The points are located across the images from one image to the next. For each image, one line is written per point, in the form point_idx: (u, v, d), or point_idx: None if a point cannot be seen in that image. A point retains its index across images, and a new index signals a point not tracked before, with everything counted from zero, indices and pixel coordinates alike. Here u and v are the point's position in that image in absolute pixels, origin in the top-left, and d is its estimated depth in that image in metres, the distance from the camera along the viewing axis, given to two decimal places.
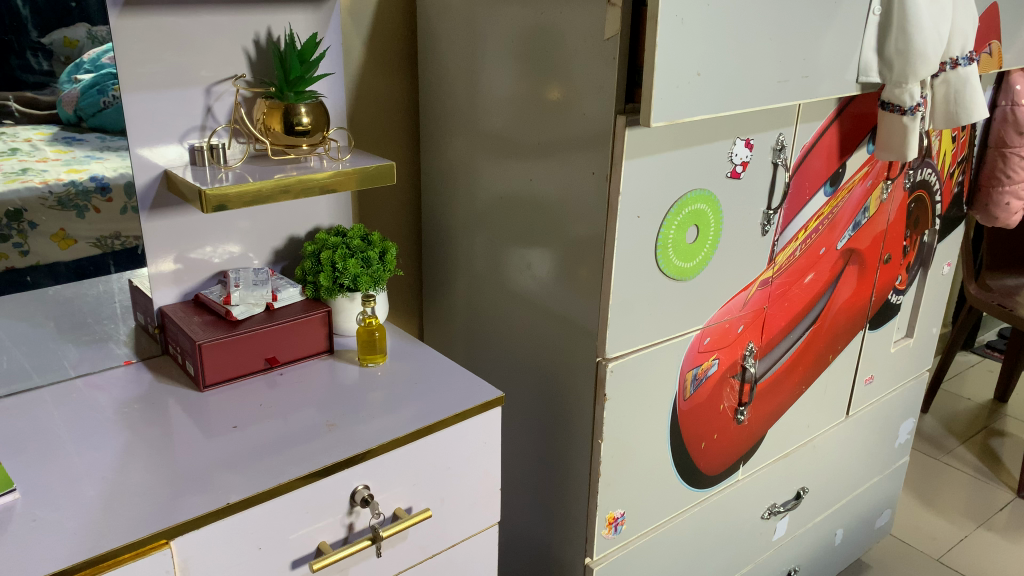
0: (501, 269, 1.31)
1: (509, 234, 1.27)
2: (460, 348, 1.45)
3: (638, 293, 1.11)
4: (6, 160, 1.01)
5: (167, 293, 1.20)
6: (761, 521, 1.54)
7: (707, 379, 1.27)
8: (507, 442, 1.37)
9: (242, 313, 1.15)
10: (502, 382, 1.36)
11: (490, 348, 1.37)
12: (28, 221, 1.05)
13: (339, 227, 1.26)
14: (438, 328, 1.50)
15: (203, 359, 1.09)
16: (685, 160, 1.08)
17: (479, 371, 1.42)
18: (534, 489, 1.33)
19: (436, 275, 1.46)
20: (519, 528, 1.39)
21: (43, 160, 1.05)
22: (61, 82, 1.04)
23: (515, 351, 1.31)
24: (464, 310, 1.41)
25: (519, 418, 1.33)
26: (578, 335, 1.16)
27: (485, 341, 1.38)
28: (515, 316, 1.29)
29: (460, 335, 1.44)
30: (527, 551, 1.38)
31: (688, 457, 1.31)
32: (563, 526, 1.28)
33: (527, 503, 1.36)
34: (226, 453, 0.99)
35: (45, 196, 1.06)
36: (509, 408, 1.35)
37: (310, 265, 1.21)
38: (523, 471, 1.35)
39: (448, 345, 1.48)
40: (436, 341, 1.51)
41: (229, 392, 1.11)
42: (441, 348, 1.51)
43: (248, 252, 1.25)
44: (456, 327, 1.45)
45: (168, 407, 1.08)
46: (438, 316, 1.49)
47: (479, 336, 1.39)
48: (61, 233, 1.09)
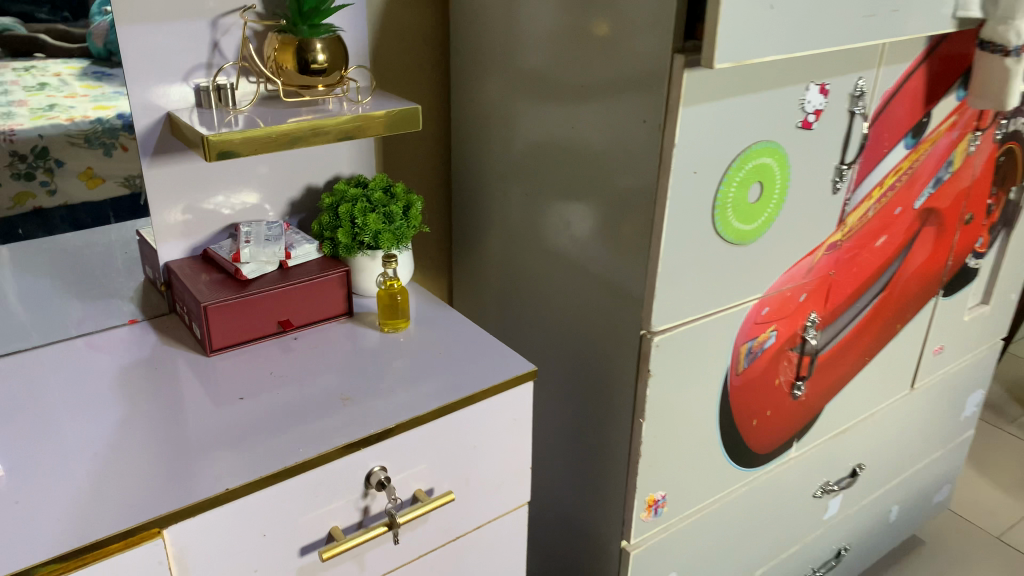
0: (538, 226, 1.19)
1: (548, 188, 1.14)
2: (491, 311, 1.35)
3: (689, 259, 0.99)
4: (33, 96, 0.94)
5: (174, 248, 1.10)
6: (813, 500, 1.43)
7: (763, 353, 1.15)
8: (540, 414, 1.27)
9: (253, 274, 1.05)
10: (537, 350, 1.25)
11: (524, 311, 1.26)
12: (54, 160, 0.98)
13: (360, 177, 1.16)
14: (469, 289, 1.39)
15: (210, 322, 1.00)
16: (751, 108, 0.94)
17: (512, 336, 1.31)
18: (568, 464, 1.23)
19: (467, 231, 1.35)
20: (551, 503, 1.30)
21: (71, 96, 0.97)
22: (91, 14, 0.94)
23: (552, 317, 1.20)
24: (498, 268, 1.30)
25: (554, 389, 1.23)
26: (622, 303, 1.04)
27: (519, 304, 1.27)
28: (553, 279, 1.18)
29: (492, 296, 1.33)
30: (560, 528, 1.29)
31: (737, 436, 1.20)
32: (598, 507, 1.18)
33: (559, 480, 1.26)
34: (232, 428, 0.90)
35: (72, 134, 0.98)
36: (543, 377, 1.24)
37: (327, 219, 1.10)
38: (556, 444, 1.25)
39: (480, 308, 1.38)
40: (467, 303, 1.41)
41: (238, 359, 1.02)
42: (472, 309, 1.40)
43: (263, 203, 1.15)
44: (488, 287, 1.34)
45: (172, 374, 0.99)
46: (469, 276, 1.38)
47: (513, 298, 1.28)
48: (89, 171, 1.01)
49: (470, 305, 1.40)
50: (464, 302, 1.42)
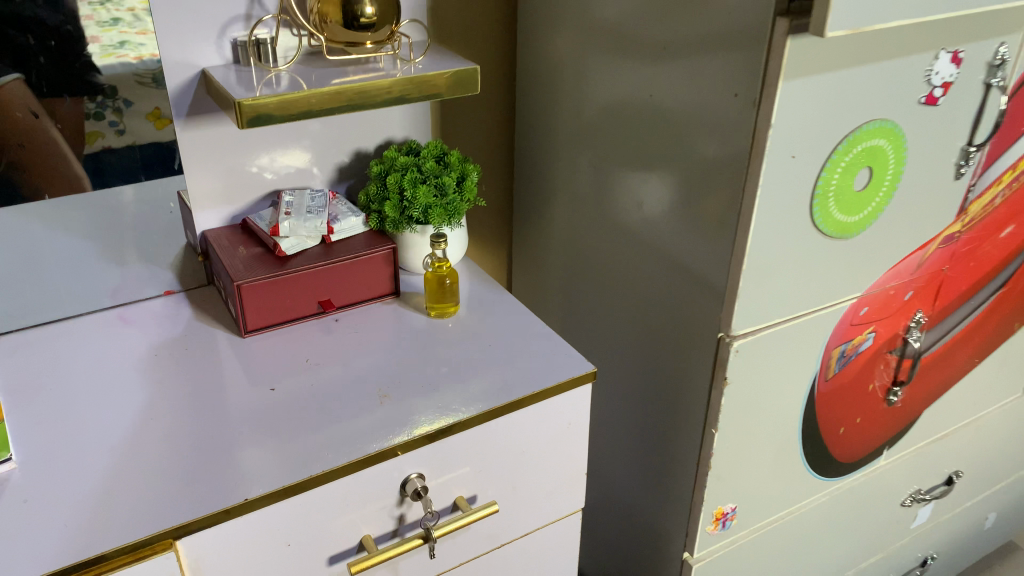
0: (606, 201, 1.07)
1: (620, 158, 1.02)
2: (555, 288, 1.24)
3: (780, 255, 0.85)
4: (105, 31, 0.87)
5: (212, 216, 1.02)
6: (901, 509, 1.29)
7: (858, 357, 1.02)
8: (602, 405, 1.17)
9: (291, 250, 0.96)
10: (602, 335, 1.14)
11: (590, 291, 1.15)
12: (123, 99, 0.91)
13: (412, 143, 1.05)
14: (533, 262, 1.28)
15: (244, 302, 0.92)
16: (865, 81, 0.79)
17: (576, 317, 1.20)
18: (630, 463, 1.13)
19: (532, 200, 1.24)
20: (610, 500, 1.20)
21: (144, 33, 0.89)
22: None
23: (619, 303, 1.09)
24: (565, 242, 1.19)
25: (619, 382, 1.12)
26: (700, 297, 0.92)
27: (586, 283, 1.16)
28: (624, 261, 1.06)
29: (557, 271, 1.22)
30: (618, 527, 1.20)
31: (821, 445, 1.07)
32: (661, 512, 1.09)
33: (619, 477, 1.16)
34: (259, 423, 0.83)
35: (142, 74, 0.90)
36: (608, 366, 1.13)
37: (375, 190, 1.00)
38: (618, 439, 1.15)
39: (543, 283, 1.27)
40: (530, 277, 1.30)
41: (274, 342, 0.95)
42: (535, 283, 1.30)
43: (307, 168, 1.05)
44: (553, 262, 1.23)
45: (203, 356, 0.92)
46: (532, 248, 1.27)
47: (579, 276, 1.17)
48: (157, 112, 0.93)
49: (532, 279, 1.30)
50: (527, 275, 1.31)
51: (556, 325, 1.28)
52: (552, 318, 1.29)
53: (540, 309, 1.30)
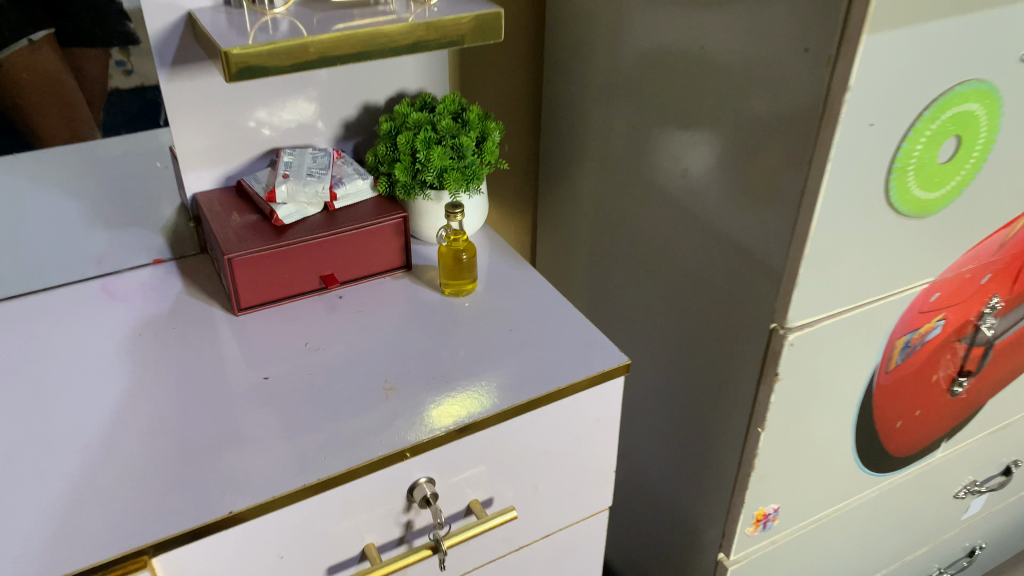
0: (644, 162, 0.96)
1: (661, 115, 0.90)
2: (588, 256, 1.13)
3: (849, 236, 0.74)
4: None
5: (203, 177, 0.92)
6: (953, 500, 1.20)
7: (924, 346, 0.90)
8: (635, 388, 1.07)
9: (289, 219, 0.86)
10: (640, 310, 1.04)
11: (627, 262, 1.04)
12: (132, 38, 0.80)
13: (427, 96, 0.94)
14: (562, 227, 1.17)
15: (236, 277, 0.82)
16: (962, 35, 0.66)
17: (609, 289, 1.10)
18: (664, 451, 1.04)
19: (563, 161, 1.12)
20: (640, 486, 1.12)
21: None
22: None
23: (659, 278, 0.98)
24: (599, 205, 1.08)
25: (655, 367, 1.02)
26: (750, 281, 0.81)
27: (624, 252, 1.05)
28: (665, 232, 0.95)
29: (591, 237, 1.12)
30: (648, 516, 1.11)
31: (875, 440, 0.97)
32: (697, 507, 0.99)
33: (650, 466, 1.07)
34: (251, 418, 0.74)
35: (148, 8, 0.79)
36: (643, 349, 1.03)
37: (384, 150, 0.89)
38: (653, 425, 1.05)
39: (575, 249, 1.16)
40: (558, 242, 1.19)
41: (271, 321, 0.85)
42: (563, 251, 1.19)
43: (309, 124, 0.94)
44: (587, 229, 1.12)
45: (192, 336, 0.83)
46: (562, 213, 1.16)
47: (616, 244, 1.06)
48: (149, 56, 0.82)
49: (562, 246, 1.19)
50: (555, 241, 1.21)
51: (585, 296, 1.18)
52: (579, 289, 1.18)
53: (569, 279, 1.19)
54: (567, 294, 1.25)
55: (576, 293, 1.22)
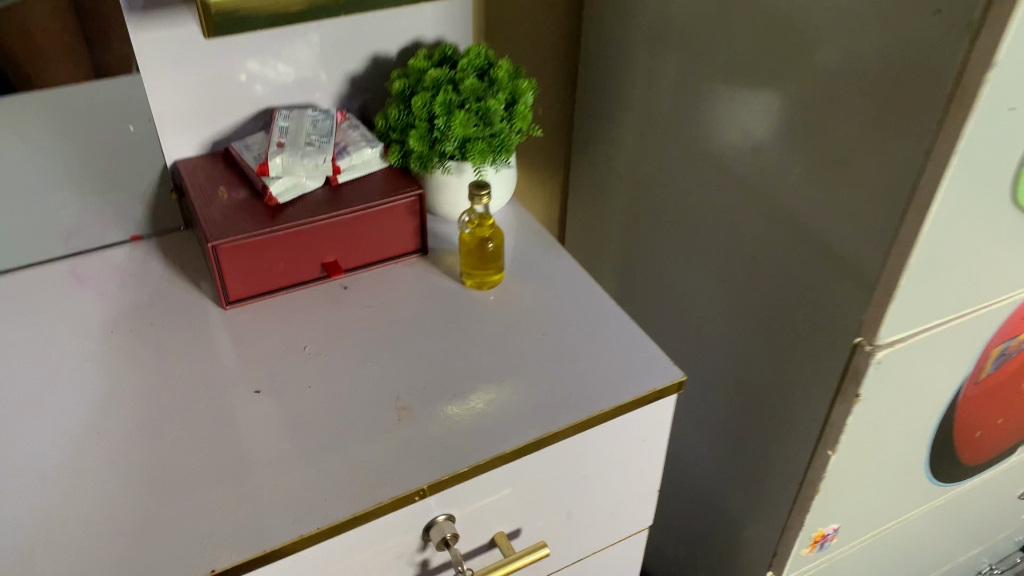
0: (702, 125, 0.82)
1: (727, 75, 0.76)
2: (633, 226, 1.00)
3: (962, 239, 0.60)
4: None
5: (186, 142, 0.78)
6: (1017, 501, 1.09)
7: (1020, 353, 0.78)
8: (688, 377, 0.95)
9: (285, 197, 0.73)
10: (692, 292, 0.92)
11: (680, 239, 0.91)
12: None
13: (447, 47, 0.79)
14: (604, 192, 1.04)
15: (222, 265, 0.70)
16: None
17: (660, 265, 0.97)
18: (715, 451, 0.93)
19: (609, 115, 0.98)
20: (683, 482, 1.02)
21: None
22: None
23: (718, 261, 0.85)
24: (649, 172, 0.94)
25: (710, 356, 0.90)
26: (833, 281, 0.68)
27: (675, 227, 0.92)
28: (727, 210, 0.82)
29: (637, 206, 0.98)
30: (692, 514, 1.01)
31: (950, 452, 0.85)
32: (749, 519, 0.89)
33: (701, 463, 0.96)
34: (240, 440, 0.62)
35: None
36: (700, 335, 0.91)
37: (397, 114, 0.76)
38: (701, 421, 0.94)
39: (619, 217, 1.03)
40: (600, 207, 1.06)
41: (265, 317, 0.73)
42: (607, 216, 1.06)
43: (308, 80, 0.80)
44: (633, 196, 0.99)
45: (173, 334, 0.71)
46: (608, 174, 1.02)
47: (667, 217, 0.93)
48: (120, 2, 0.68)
49: (604, 211, 1.06)
50: (594, 205, 1.07)
51: (627, 270, 1.05)
52: (620, 260, 1.06)
53: (613, 246, 1.06)
54: (599, 268, 1.12)
55: (612, 266, 1.09)
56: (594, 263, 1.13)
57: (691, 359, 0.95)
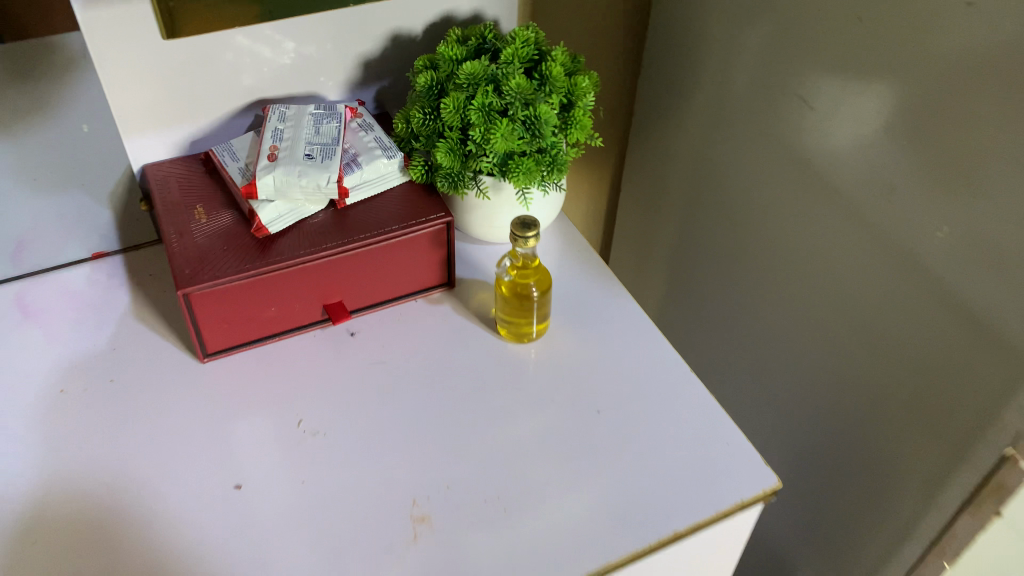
0: (807, 137, 0.66)
1: (849, 75, 0.59)
2: (698, 234, 0.85)
3: None
4: None
5: (158, 142, 0.63)
6: None
7: None
8: (763, 416, 0.82)
9: (278, 226, 0.57)
10: (772, 327, 0.77)
11: (760, 261, 0.76)
12: None
13: (487, 27, 0.62)
14: (668, 189, 0.88)
15: (196, 313, 0.55)
16: None
17: (728, 285, 0.82)
18: (791, 511, 0.80)
19: (678, 102, 0.81)
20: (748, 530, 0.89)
21: None
22: None
23: (811, 297, 0.70)
24: (723, 175, 0.78)
25: (797, 399, 0.76)
26: (988, 364, 0.53)
27: (752, 245, 0.77)
28: (832, 243, 0.66)
29: (705, 213, 0.83)
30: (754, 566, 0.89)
31: None
32: None
33: (774, 514, 0.83)
34: (214, 558, 0.48)
35: None
36: (783, 374, 0.77)
37: (422, 117, 0.60)
38: (781, 466, 0.81)
39: (681, 221, 0.87)
40: (659, 204, 0.91)
41: (253, 373, 0.59)
42: (666, 216, 0.90)
43: (312, 66, 0.64)
44: (701, 200, 0.82)
45: (137, 395, 0.57)
46: (673, 170, 0.86)
47: (743, 232, 0.78)
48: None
49: (664, 210, 0.90)
50: (654, 200, 0.91)
51: (686, 281, 0.90)
52: (680, 268, 0.90)
53: (671, 250, 0.91)
54: (653, 270, 0.97)
55: (667, 271, 0.93)
56: (647, 263, 0.98)
57: (763, 397, 0.81)
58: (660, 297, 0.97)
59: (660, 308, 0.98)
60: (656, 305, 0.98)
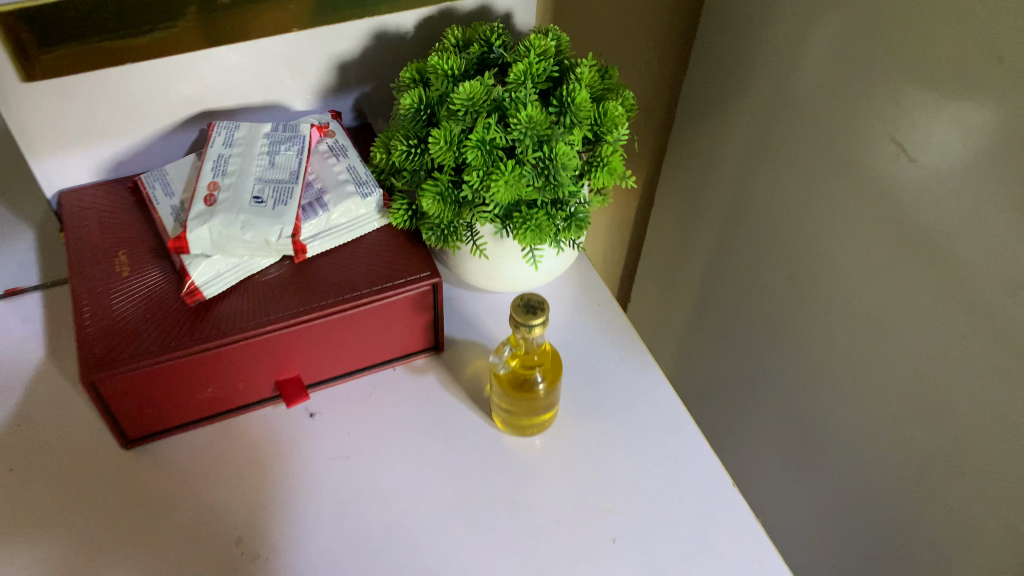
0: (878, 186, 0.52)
1: (955, 116, 0.45)
2: (739, 263, 0.71)
3: None
4: None
5: (78, 164, 0.50)
6: None
7: None
8: (799, 481, 0.70)
9: (216, 289, 0.45)
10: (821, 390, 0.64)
11: (809, 313, 0.63)
12: None
13: (495, 31, 0.48)
14: (707, 203, 0.75)
15: (109, 399, 0.44)
16: None
17: (768, 327, 0.69)
18: None
19: (727, 108, 0.67)
20: None
21: None
22: None
23: (870, 375, 0.57)
24: (773, 204, 0.64)
25: (842, 476, 0.64)
26: None
27: (800, 292, 0.63)
28: (904, 318, 0.52)
29: (749, 242, 0.69)
30: None
31: None
32: None
33: None
34: None
35: None
36: (827, 444, 0.65)
37: (405, 149, 0.46)
38: (818, 538, 0.69)
39: (720, 244, 0.74)
40: (696, 218, 0.77)
41: (184, 466, 0.47)
42: (703, 234, 0.77)
43: (271, 73, 0.50)
44: (746, 225, 0.69)
45: (36, 487, 0.46)
46: (716, 183, 0.72)
47: (791, 274, 0.64)
48: None
49: (701, 226, 0.77)
50: (691, 211, 0.78)
51: (720, 310, 0.77)
52: (714, 293, 0.77)
53: (706, 272, 0.78)
54: (682, 287, 0.84)
55: (699, 293, 0.81)
56: (676, 278, 0.85)
57: (802, 463, 0.69)
58: (687, 317, 0.85)
59: (687, 330, 0.85)
60: (682, 326, 0.86)
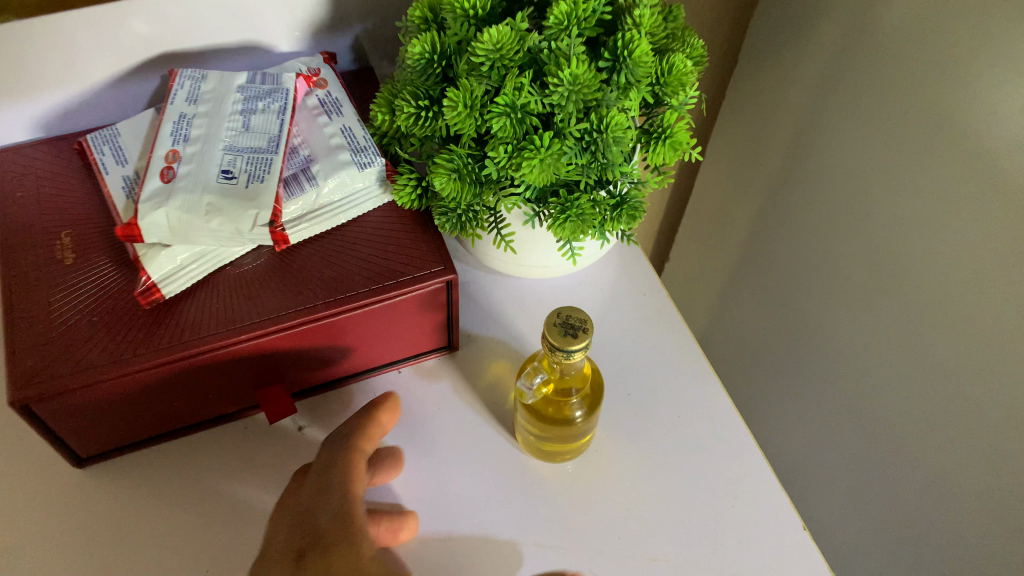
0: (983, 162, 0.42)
1: None
2: (793, 235, 0.62)
3: None
4: None
5: (12, 119, 0.41)
6: None
7: None
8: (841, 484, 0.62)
9: (179, 286, 0.36)
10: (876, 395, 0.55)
11: (875, 303, 0.53)
12: None
13: None
14: (760, 163, 0.65)
15: (46, 425, 0.36)
16: None
17: (821, 313, 0.60)
18: None
19: (797, 51, 0.56)
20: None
21: None
22: None
23: (950, 385, 0.48)
24: (845, 172, 0.54)
25: (893, 489, 0.55)
26: None
27: (865, 277, 0.54)
28: (1007, 328, 0.43)
29: (806, 214, 0.60)
30: None
31: None
32: None
33: None
34: None
35: None
36: (872, 456, 0.56)
37: (415, 111, 0.37)
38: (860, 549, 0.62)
39: (772, 210, 0.64)
40: (745, 178, 0.67)
41: (143, 492, 0.39)
42: (752, 197, 0.67)
43: (248, 9, 0.40)
44: (805, 195, 0.59)
45: None
46: (772, 140, 0.62)
47: (858, 255, 0.54)
48: None
49: (750, 188, 0.67)
50: (739, 169, 0.68)
51: (765, 284, 0.68)
52: (760, 265, 0.68)
53: (751, 241, 0.68)
54: (721, 254, 0.75)
55: (741, 263, 0.71)
56: (715, 244, 0.75)
57: (837, 468, 0.61)
58: (725, 288, 0.75)
59: (723, 303, 0.76)
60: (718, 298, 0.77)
